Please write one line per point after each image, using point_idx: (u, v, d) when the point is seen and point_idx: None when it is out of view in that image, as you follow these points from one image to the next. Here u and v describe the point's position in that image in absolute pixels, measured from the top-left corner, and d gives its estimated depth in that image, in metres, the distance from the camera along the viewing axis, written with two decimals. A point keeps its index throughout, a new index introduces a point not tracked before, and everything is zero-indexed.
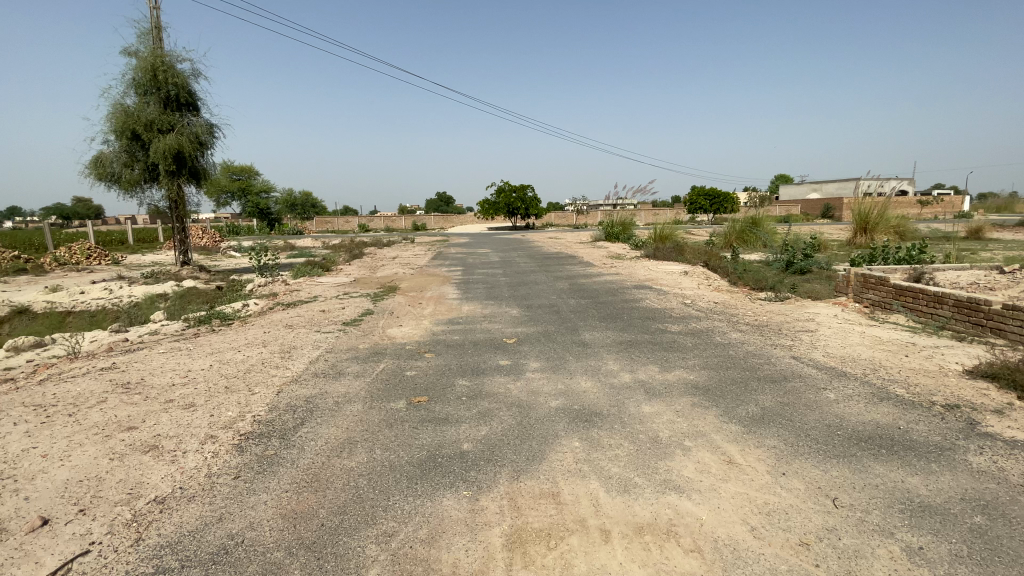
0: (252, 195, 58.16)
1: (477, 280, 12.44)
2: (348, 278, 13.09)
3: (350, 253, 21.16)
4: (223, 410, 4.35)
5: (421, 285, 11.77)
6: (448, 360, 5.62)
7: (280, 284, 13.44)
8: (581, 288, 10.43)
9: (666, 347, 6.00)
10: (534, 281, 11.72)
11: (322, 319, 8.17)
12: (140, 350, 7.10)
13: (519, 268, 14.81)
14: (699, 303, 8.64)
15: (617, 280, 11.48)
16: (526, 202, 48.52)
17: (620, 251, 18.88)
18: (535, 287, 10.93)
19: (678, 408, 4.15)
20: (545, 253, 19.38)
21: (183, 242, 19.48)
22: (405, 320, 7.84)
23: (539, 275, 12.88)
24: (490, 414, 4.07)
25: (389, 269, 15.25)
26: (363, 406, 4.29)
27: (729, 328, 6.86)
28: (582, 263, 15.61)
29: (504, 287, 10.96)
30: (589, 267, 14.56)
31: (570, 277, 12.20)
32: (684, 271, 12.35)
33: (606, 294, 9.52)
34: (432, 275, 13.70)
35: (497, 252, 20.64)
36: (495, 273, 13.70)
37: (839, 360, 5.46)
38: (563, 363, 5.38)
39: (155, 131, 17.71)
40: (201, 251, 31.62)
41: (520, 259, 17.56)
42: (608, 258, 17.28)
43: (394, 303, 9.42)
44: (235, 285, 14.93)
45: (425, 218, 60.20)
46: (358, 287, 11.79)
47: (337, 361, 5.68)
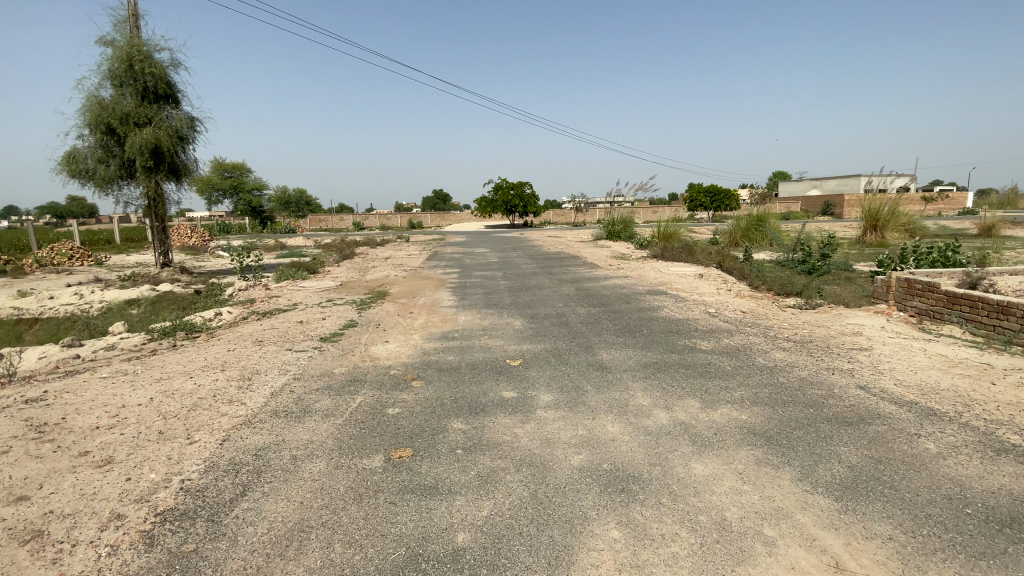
0: (244, 193, 56.86)
1: (474, 283, 11.45)
2: (335, 282, 12.07)
3: (341, 253, 20.12)
4: (144, 470, 3.33)
5: (413, 291, 10.77)
6: (441, 391, 4.61)
7: (261, 288, 12.40)
8: (590, 294, 9.44)
9: (702, 371, 5.01)
10: (536, 285, 10.74)
11: (297, 332, 7.15)
12: (82, 372, 6.07)
13: (520, 270, 13.79)
14: (725, 313, 7.65)
15: (628, 285, 10.48)
16: (524, 200, 47.56)
17: (626, 251, 17.92)
18: (539, 292, 9.94)
19: (741, 470, 3.18)
20: (546, 254, 18.39)
21: (162, 242, 18.37)
22: (392, 335, 6.83)
23: (542, 278, 11.88)
24: (494, 480, 3.07)
25: (380, 271, 14.22)
26: (328, 467, 3.29)
27: (769, 346, 5.89)
28: (587, 264, 14.65)
29: (505, 293, 9.97)
30: (595, 269, 13.55)
31: (576, 281, 11.20)
32: (699, 274, 11.39)
33: (618, 302, 8.54)
34: (426, 278, 12.70)
35: (496, 252, 19.64)
36: (495, 276, 12.69)
37: (916, 392, 4.49)
38: (581, 395, 4.38)
39: (131, 125, 16.58)
40: (188, 251, 30.48)
41: (520, 260, 16.56)
42: (614, 258, 16.34)
43: (381, 312, 8.40)
44: (214, 289, 13.88)
45: (422, 216, 59.08)
46: (344, 292, 10.76)
47: (305, 393, 4.67)
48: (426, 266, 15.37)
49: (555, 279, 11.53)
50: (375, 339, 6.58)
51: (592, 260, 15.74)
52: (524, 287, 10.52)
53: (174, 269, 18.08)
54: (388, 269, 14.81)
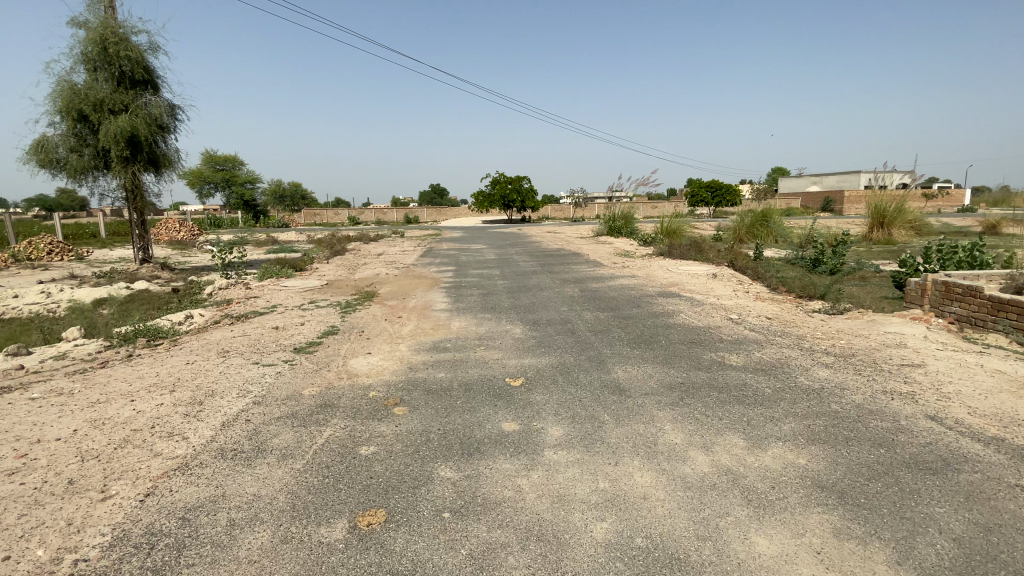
0: (236, 186, 55.66)
1: (470, 283, 10.65)
2: (320, 281, 11.24)
3: (331, 248, 19.25)
4: (31, 544, 2.57)
5: (403, 291, 9.96)
6: (427, 421, 3.82)
7: (241, 287, 11.55)
8: (596, 296, 8.64)
9: (738, 396, 4.23)
10: (537, 285, 9.95)
11: (269, 341, 6.34)
12: (14, 389, 5.26)
13: (519, 268, 12.97)
14: (749, 320, 6.87)
15: (636, 286, 9.69)
16: (522, 194, 46.73)
17: (629, 247, 17.14)
18: (540, 293, 9.15)
19: (819, 548, 2.41)
20: (545, 250, 17.58)
21: (142, 237, 17.45)
22: (376, 344, 6.02)
23: (543, 277, 11.07)
24: (491, 562, 2.31)
25: (370, 269, 13.37)
26: (273, 540, 2.51)
27: (808, 362, 5.12)
28: (590, 262, 13.85)
29: (503, 294, 9.17)
30: (599, 267, 12.75)
31: (581, 281, 10.40)
32: (712, 274, 10.61)
33: (629, 306, 7.75)
34: (419, 277, 11.89)
35: (494, 247, 18.81)
36: (492, 274, 11.89)
37: (1000, 425, 3.72)
38: (598, 429, 3.60)
39: (106, 112, 15.59)
40: (176, 245, 29.54)
41: (518, 257, 15.74)
42: (617, 255, 15.53)
43: (367, 317, 7.58)
44: (192, 288, 13.03)
45: (417, 210, 58.06)
46: (329, 293, 9.93)
47: (263, 424, 3.88)
48: (419, 263, 14.52)
49: (557, 279, 10.74)
50: (356, 349, 5.78)
51: (595, 258, 14.93)
52: (524, 288, 9.73)
53: (155, 266, 17.17)
54: (379, 266, 13.98)
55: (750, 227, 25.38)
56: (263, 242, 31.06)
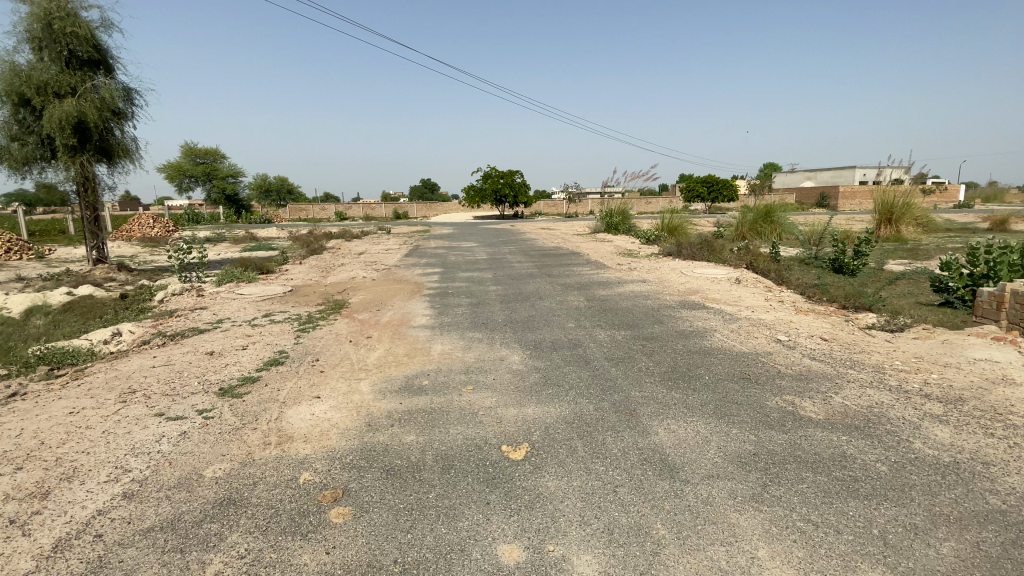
0: (217, 180, 53.52)
1: (458, 289, 9.24)
2: (284, 287, 9.73)
3: (308, 247, 17.66)
4: None
5: (379, 300, 8.49)
6: (379, 541, 2.41)
7: (193, 294, 10.01)
8: (608, 308, 7.26)
9: (845, 484, 2.87)
10: (535, 292, 8.56)
11: (194, 377, 4.89)
12: None
13: (514, 270, 11.56)
14: (803, 343, 5.52)
15: (651, 292, 8.31)
16: (515, 189, 45.20)
17: (632, 246, 15.78)
18: (540, 303, 7.75)
19: None
20: (541, 249, 16.18)
21: (96, 235, 15.75)
22: (331, 381, 4.59)
23: (543, 281, 9.66)
24: None
25: (345, 271, 11.87)
26: None
27: (912, 414, 3.77)
28: (592, 263, 12.46)
29: (496, 304, 7.77)
30: (602, 269, 11.37)
31: (587, 286, 9.01)
32: (735, 278, 9.27)
33: (650, 321, 6.37)
34: (400, 280, 10.44)
35: (485, 246, 17.35)
36: (483, 278, 10.48)
37: None
38: (655, 565, 2.22)
39: (49, 95, 13.83)
40: (147, 243, 27.71)
41: (511, 257, 14.31)
42: (620, 255, 14.16)
43: (329, 337, 6.13)
44: (142, 294, 11.45)
45: (406, 206, 56.29)
46: (291, 302, 8.44)
47: (118, 549, 2.44)
48: (402, 264, 13.05)
49: (559, 283, 9.34)
50: (301, 391, 4.33)
51: (596, 258, 13.56)
52: (521, 295, 8.33)
53: (110, 267, 15.46)
54: (357, 268, 12.47)
55: (753, 223, 24.16)
56: (241, 238, 29.31)
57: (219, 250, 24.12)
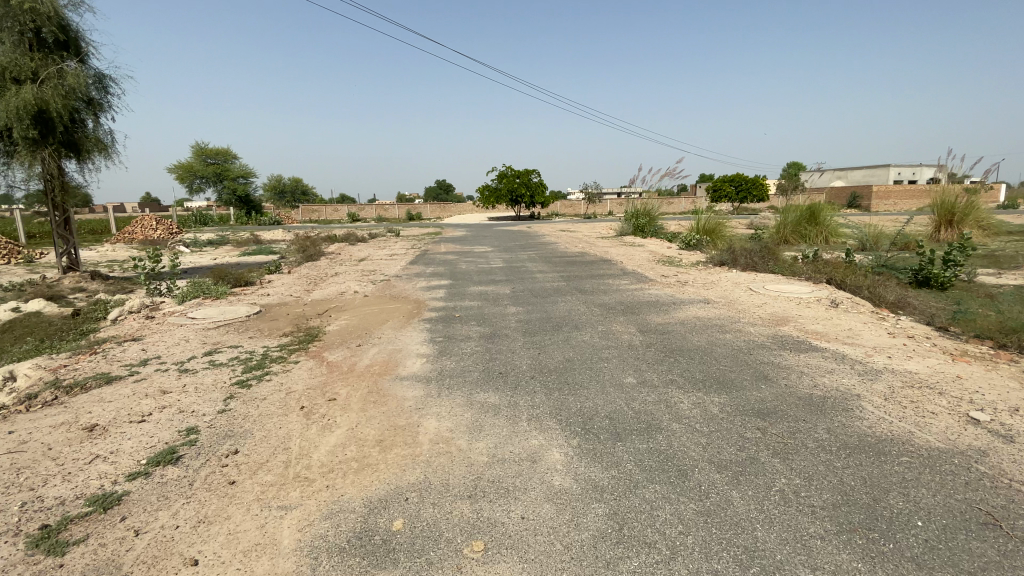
0: (227, 180, 52.41)
1: (468, 310, 7.28)
2: (253, 305, 7.84)
3: (303, 252, 15.84)
4: None
5: (365, 326, 6.53)
6: None
7: (145, 313, 8.21)
8: (676, 346, 5.20)
9: None
10: (568, 316, 6.54)
11: (28, 490, 3.00)
12: None
13: (536, 283, 9.55)
14: (1021, 428, 3.39)
15: (725, 321, 6.21)
16: (532, 188, 43.18)
17: (670, 253, 13.65)
18: (578, 335, 5.71)
19: None
20: (564, 255, 14.13)
21: (67, 240, 14.11)
22: (235, 513, 2.63)
23: (575, 300, 7.62)
24: None
25: (335, 283, 9.97)
26: None
27: None
28: (630, 273, 10.40)
29: (517, 336, 5.77)
30: (644, 282, 9.30)
31: (635, 308, 6.94)
32: (827, 299, 7.14)
33: (750, 378, 4.28)
34: (397, 296, 8.50)
35: (501, 251, 15.35)
36: (498, 293, 8.48)
37: None
38: None
39: (7, 82, 12.19)
40: (146, 246, 26.35)
41: (532, 266, 12.28)
42: (660, 263, 12.06)
43: (274, 396, 4.18)
44: (96, 310, 9.70)
45: (420, 207, 54.58)
46: (252, 328, 6.54)
47: None
48: (405, 274, 11.10)
49: (598, 304, 7.28)
50: (171, 544, 2.39)
51: (632, 267, 11.48)
52: (550, 322, 6.30)
53: (81, 275, 13.81)
54: (349, 279, 10.58)
55: (797, 225, 21.80)
56: (244, 241, 27.78)
57: (216, 254, 22.53)
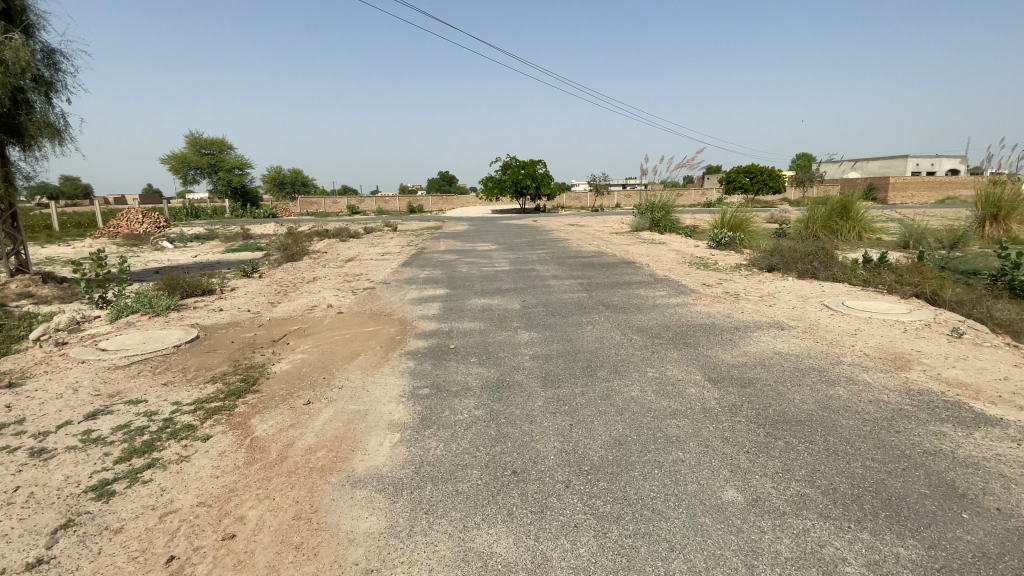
0: (222, 171, 50.55)
1: (467, 337, 5.55)
2: (194, 327, 6.14)
3: (284, 251, 14.13)
4: None
5: (325, 363, 4.80)
6: None
7: (64, 336, 6.56)
8: (779, 415, 3.48)
9: None
10: (604, 351, 4.81)
11: None
12: None
13: (552, 294, 7.82)
14: None
15: (822, 365, 4.46)
16: (538, 180, 41.30)
17: (701, 253, 11.88)
18: (623, 387, 3.97)
19: None
20: (578, 255, 12.34)
21: (15, 238, 12.43)
22: None
23: (607, 323, 5.89)
24: None
25: (309, 293, 8.28)
26: None
27: None
28: (664, 280, 8.64)
29: (535, 386, 4.02)
30: (686, 294, 7.56)
31: (691, 339, 5.19)
32: (941, 327, 5.39)
33: (931, 496, 2.59)
34: (379, 313, 6.77)
35: (506, 251, 13.60)
36: (506, 309, 6.75)
37: None
38: None
39: None
40: (127, 242, 24.69)
41: (543, 270, 10.48)
42: (694, 266, 10.30)
43: (136, 531, 2.49)
44: (20, 326, 8.05)
45: (422, 198, 52.75)
46: (176, 366, 4.86)
47: None
48: (393, 280, 9.36)
49: (639, 330, 5.54)
50: None
51: (663, 272, 9.73)
52: (580, 360, 4.57)
53: (30, 278, 12.15)
54: (328, 286, 8.89)
55: (828, 219, 19.88)
56: (232, 236, 26.09)
57: (198, 251, 20.86)
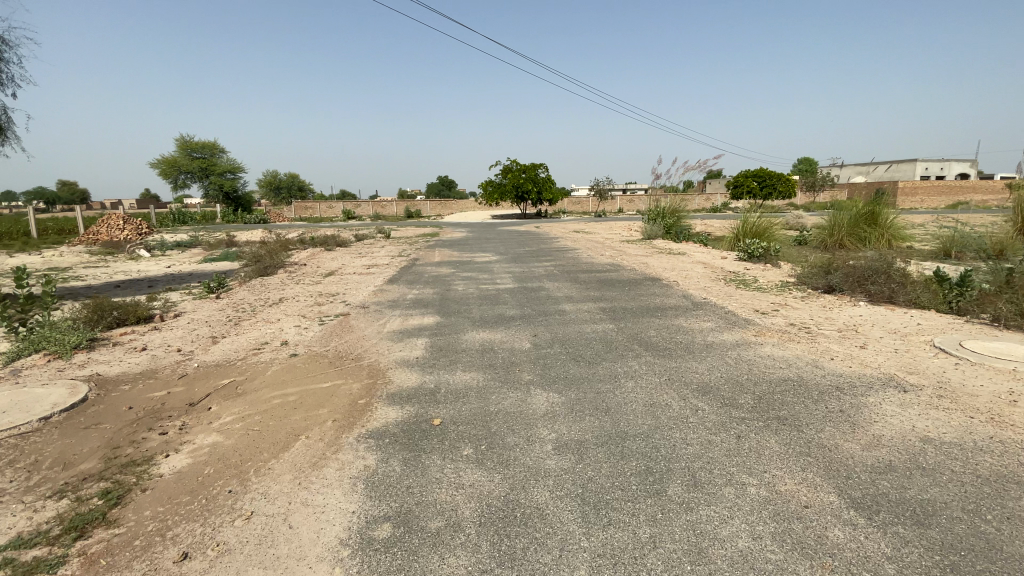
0: (214, 175, 48.90)
1: (460, 400, 3.89)
2: (89, 380, 4.53)
3: (258, 263, 12.52)
4: None
5: (244, 453, 3.19)
6: None
7: None
8: None
9: None
10: (665, 437, 3.21)
11: None
12: None
13: (568, 322, 6.19)
14: None
15: (1012, 471, 2.85)
16: (539, 184, 39.80)
17: (733, 268, 10.27)
18: (722, 528, 2.34)
19: None
20: (591, 269, 10.75)
21: None
22: None
23: (653, 378, 4.25)
24: None
25: (264, 322, 6.66)
26: None
27: None
28: (703, 304, 7.05)
29: (571, 519, 2.43)
30: (740, 325, 5.95)
31: (783, 415, 3.57)
32: None
33: None
34: (343, 353, 5.15)
35: (508, 264, 11.97)
36: (512, 351, 5.10)
37: None
38: None
39: None
40: (103, 250, 23.14)
41: (553, 287, 8.85)
42: (731, 284, 8.70)
43: None
44: None
45: (419, 204, 51.29)
46: (23, 460, 3.25)
47: None
48: (373, 302, 7.74)
49: (703, 394, 3.90)
50: None
51: (697, 291, 8.12)
52: (633, 457, 2.97)
53: None
54: (292, 310, 7.26)
55: (855, 226, 18.25)
56: (215, 243, 24.44)
57: (174, 261, 19.27)
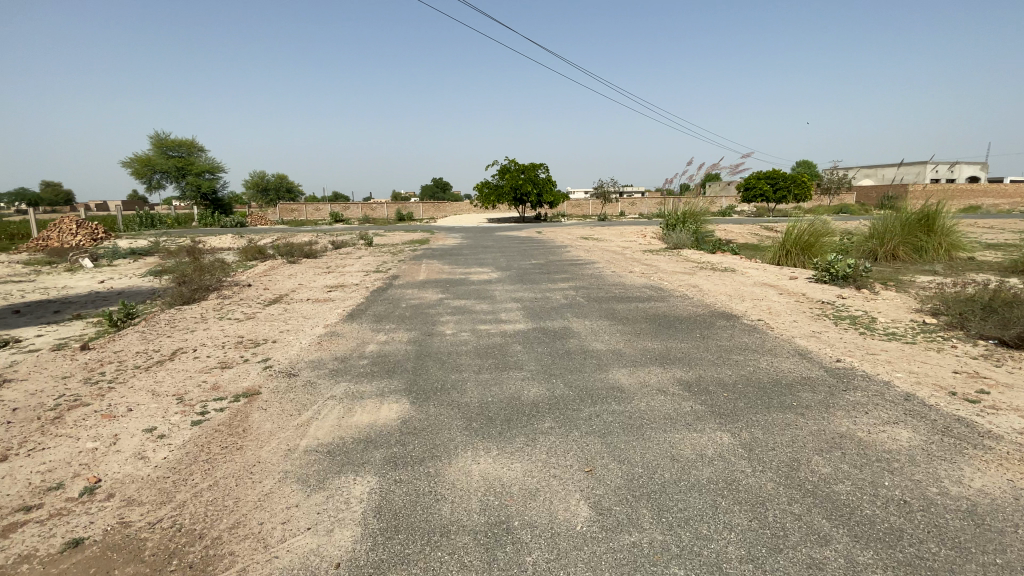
0: (191, 175, 45.80)
1: None
2: None
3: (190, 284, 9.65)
4: None
5: None
6: None
7: None
8: None
9: None
10: None
11: None
12: None
13: (638, 423, 3.39)
14: None
15: None
16: (539, 185, 37.03)
17: (821, 296, 7.52)
18: None
19: None
20: (628, 295, 7.98)
21: None
22: None
23: None
24: None
25: (100, 415, 3.80)
26: None
27: None
28: (845, 374, 4.28)
29: None
30: (964, 436, 3.17)
31: None
32: None
33: None
34: (176, 545, 2.30)
35: (513, 285, 9.16)
36: (552, 533, 2.27)
37: None
38: None
39: None
40: (44, 260, 20.14)
41: (582, 327, 6.08)
42: (845, 325, 5.93)
43: None
44: None
45: (411, 207, 48.45)
46: None
47: None
48: (308, 361, 4.90)
49: None
50: None
51: (807, 340, 5.34)
52: None
53: None
54: (165, 383, 4.40)
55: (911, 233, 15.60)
56: (174, 251, 21.43)
57: (116, 274, 16.33)
